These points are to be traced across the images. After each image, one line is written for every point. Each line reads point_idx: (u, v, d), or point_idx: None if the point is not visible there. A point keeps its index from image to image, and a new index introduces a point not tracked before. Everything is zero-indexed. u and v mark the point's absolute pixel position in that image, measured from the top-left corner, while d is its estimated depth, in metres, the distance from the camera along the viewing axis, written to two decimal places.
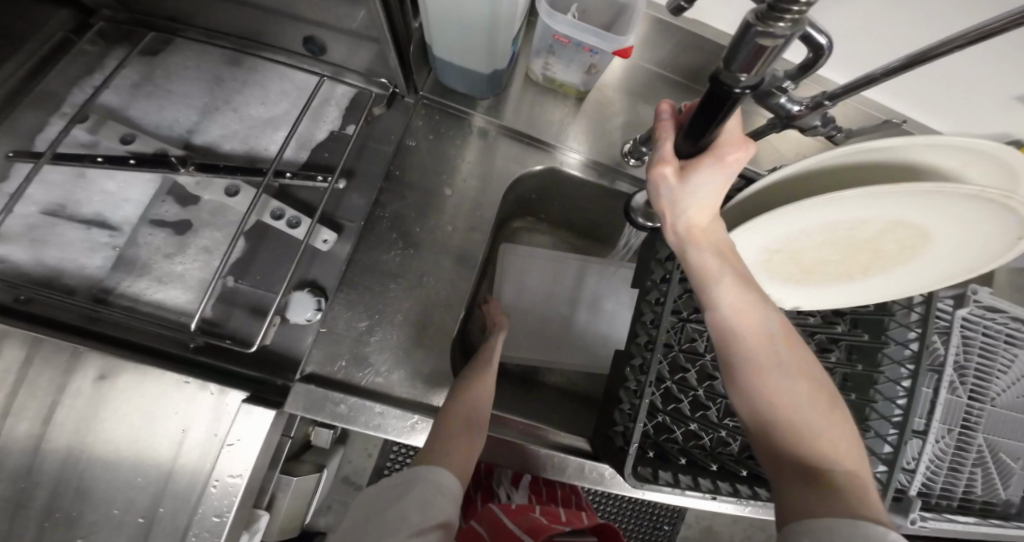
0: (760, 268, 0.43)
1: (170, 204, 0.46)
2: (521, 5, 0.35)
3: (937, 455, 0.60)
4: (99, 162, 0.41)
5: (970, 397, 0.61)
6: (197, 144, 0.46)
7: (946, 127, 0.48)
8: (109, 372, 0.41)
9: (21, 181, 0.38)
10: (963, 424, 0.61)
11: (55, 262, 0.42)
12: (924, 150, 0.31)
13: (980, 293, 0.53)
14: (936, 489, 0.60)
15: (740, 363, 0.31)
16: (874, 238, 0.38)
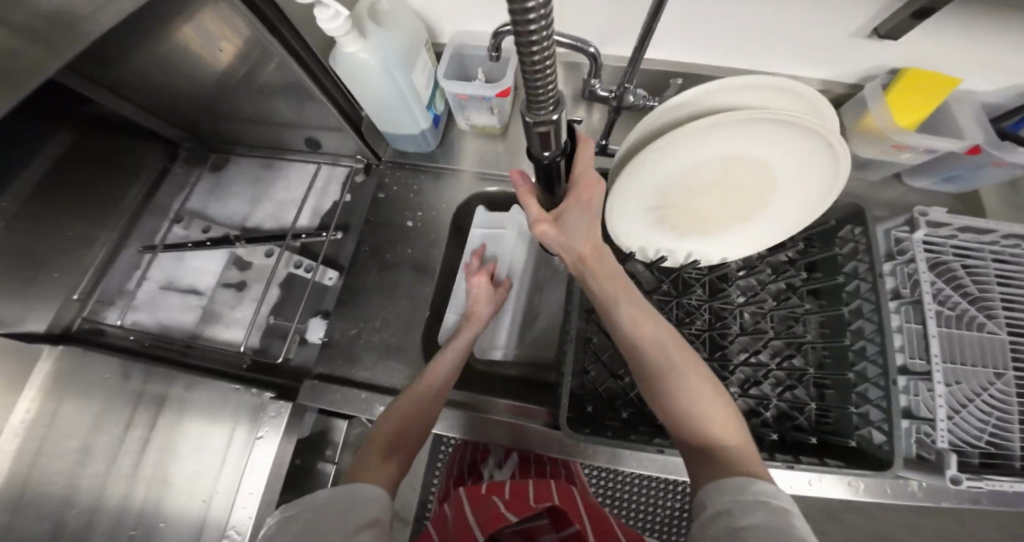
0: (657, 222, 0.49)
1: (233, 269, 0.66)
2: (420, 82, 0.51)
3: (996, 407, 0.51)
4: (190, 246, 0.64)
5: (1012, 333, 0.53)
6: (249, 226, 0.68)
7: (822, 71, 0.52)
8: (191, 386, 0.54)
9: (150, 265, 0.63)
10: (1016, 366, 0.52)
11: (169, 320, 0.62)
12: (735, 94, 0.38)
13: (931, 213, 0.51)
14: (1011, 449, 0.50)
15: (647, 371, 0.40)
16: (739, 176, 0.43)
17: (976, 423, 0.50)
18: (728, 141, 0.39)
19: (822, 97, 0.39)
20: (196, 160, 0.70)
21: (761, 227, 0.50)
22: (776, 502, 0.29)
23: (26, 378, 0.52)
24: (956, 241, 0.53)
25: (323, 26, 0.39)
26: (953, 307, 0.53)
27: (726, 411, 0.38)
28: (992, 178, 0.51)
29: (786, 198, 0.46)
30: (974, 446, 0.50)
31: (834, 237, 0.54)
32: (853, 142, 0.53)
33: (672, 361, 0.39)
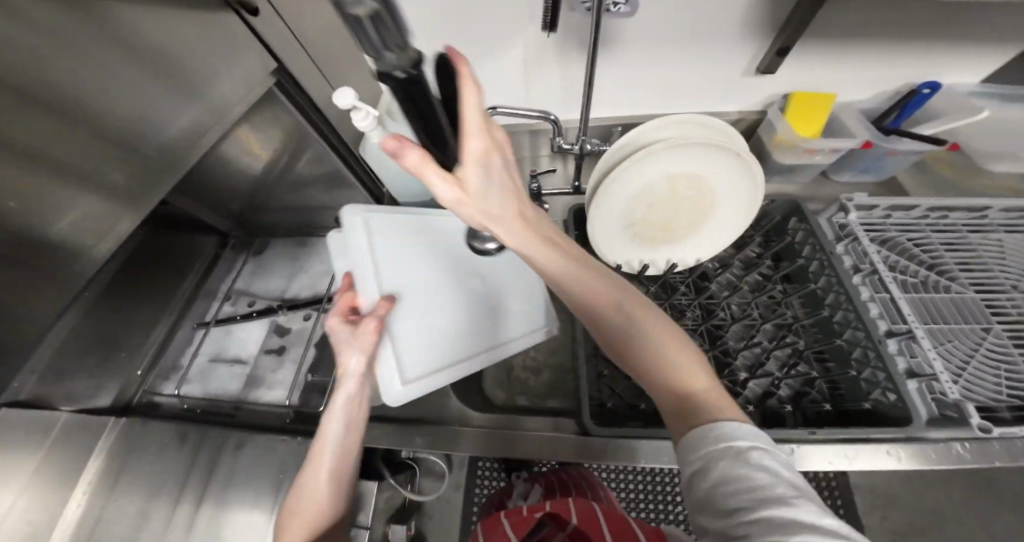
0: (636, 236, 0.60)
1: (272, 335, 0.72)
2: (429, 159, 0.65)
3: (1002, 360, 0.51)
4: (240, 318, 0.72)
5: (983, 290, 0.56)
6: (286, 296, 0.77)
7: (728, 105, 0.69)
8: (243, 440, 0.57)
9: (202, 339, 0.69)
10: (1003, 319, 0.54)
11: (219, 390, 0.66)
12: (653, 133, 0.53)
13: (856, 199, 0.61)
14: None
15: (612, 335, 0.35)
16: (684, 189, 0.55)
17: (989, 379, 0.50)
18: (661, 165, 0.53)
19: (723, 123, 0.54)
20: (242, 247, 0.82)
21: (717, 230, 0.61)
22: (738, 447, 0.25)
23: (78, 475, 0.54)
24: (893, 217, 0.61)
25: (358, 125, 0.52)
26: (915, 274, 0.57)
27: (690, 357, 0.32)
28: (897, 162, 0.63)
29: (731, 200, 0.57)
30: (997, 400, 0.49)
31: (784, 231, 0.64)
32: (773, 155, 0.66)
33: (626, 312, 0.34)
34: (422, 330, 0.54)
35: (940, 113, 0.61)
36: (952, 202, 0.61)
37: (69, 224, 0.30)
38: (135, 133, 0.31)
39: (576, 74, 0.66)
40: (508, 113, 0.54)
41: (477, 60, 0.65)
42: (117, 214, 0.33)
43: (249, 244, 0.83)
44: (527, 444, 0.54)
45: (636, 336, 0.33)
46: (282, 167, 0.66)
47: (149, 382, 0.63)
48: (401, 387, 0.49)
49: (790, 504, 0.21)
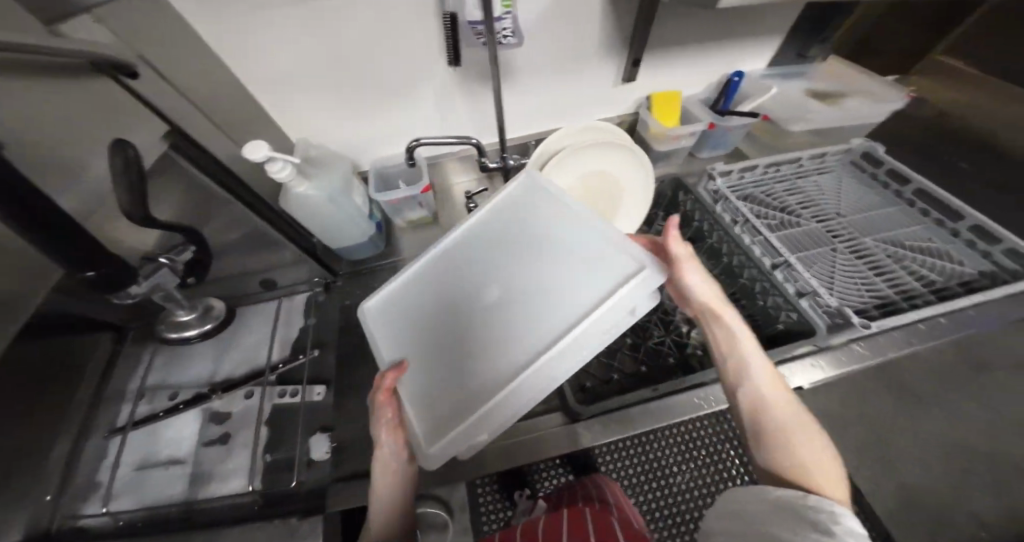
0: None
1: (210, 425, 0.64)
2: (358, 201, 0.65)
3: (854, 270, 0.66)
4: (163, 415, 0.63)
5: (824, 219, 0.74)
6: (218, 377, 0.69)
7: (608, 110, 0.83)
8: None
9: (116, 450, 0.60)
10: (844, 238, 0.71)
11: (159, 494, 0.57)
12: (557, 143, 0.63)
13: (719, 168, 0.77)
14: (888, 293, 0.63)
15: (751, 397, 0.40)
16: (594, 186, 0.65)
17: (851, 286, 0.64)
18: (569, 168, 0.62)
19: (610, 127, 0.65)
20: (149, 335, 0.72)
21: (636, 212, 0.69)
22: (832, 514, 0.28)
23: None
24: (747, 178, 0.78)
25: (274, 177, 0.51)
26: (775, 217, 0.73)
27: (825, 457, 0.36)
28: (735, 134, 0.81)
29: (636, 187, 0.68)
30: (864, 303, 0.62)
31: (676, 205, 0.80)
32: (654, 145, 0.81)
33: (779, 397, 0.40)
34: (439, 374, 0.46)
35: (750, 94, 0.82)
36: (782, 159, 0.80)
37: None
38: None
39: (482, 103, 0.74)
40: (429, 144, 0.57)
41: (386, 103, 0.69)
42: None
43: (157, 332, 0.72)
44: (528, 447, 0.55)
45: (776, 412, 0.39)
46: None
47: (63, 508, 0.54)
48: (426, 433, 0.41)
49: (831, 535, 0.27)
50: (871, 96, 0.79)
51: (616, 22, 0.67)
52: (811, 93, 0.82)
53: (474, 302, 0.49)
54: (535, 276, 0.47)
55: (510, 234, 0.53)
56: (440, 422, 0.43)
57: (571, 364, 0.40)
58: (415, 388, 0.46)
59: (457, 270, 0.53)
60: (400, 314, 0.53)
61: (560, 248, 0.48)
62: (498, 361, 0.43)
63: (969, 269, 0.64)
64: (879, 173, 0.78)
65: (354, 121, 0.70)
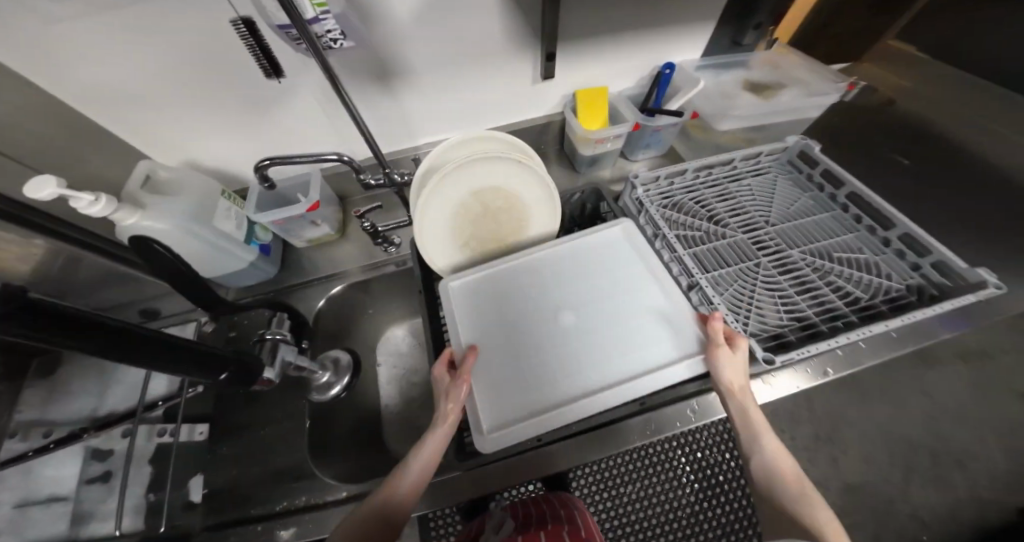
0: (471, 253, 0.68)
1: (90, 464, 0.61)
2: (228, 224, 0.58)
3: (772, 289, 0.62)
4: (27, 456, 0.56)
5: (750, 230, 0.68)
6: (100, 412, 0.65)
7: (529, 106, 0.75)
8: None
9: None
10: (768, 252, 0.66)
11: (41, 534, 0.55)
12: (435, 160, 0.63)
13: (639, 174, 0.70)
14: (808, 314, 0.59)
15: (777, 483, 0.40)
16: (483, 201, 0.64)
17: (768, 308, 0.60)
18: (450, 185, 0.61)
19: (501, 134, 0.63)
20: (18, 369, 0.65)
21: (545, 212, 0.67)
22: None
23: None
24: (675, 183, 0.72)
25: (90, 213, 0.44)
26: (699, 227, 0.68)
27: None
28: (666, 134, 0.74)
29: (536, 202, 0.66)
30: (781, 326, 0.58)
31: (598, 214, 0.75)
32: (578, 148, 0.74)
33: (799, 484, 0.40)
34: (511, 394, 0.54)
35: (680, 89, 0.72)
36: (711, 161, 0.73)
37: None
38: None
39: (378, 107, 0.66)
40: (276, 163, 0.50)
41: (260, 111, 0.60)
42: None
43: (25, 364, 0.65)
44: None
45: (800, 503, 0.39)
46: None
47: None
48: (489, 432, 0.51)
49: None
50: (803, 86, 0.70)
51: (519, 16, 0.58)
52: (747, 84, 0.72)
53: (551, 318, 0.60)
54: (598, 328, 0.58)
55: (595, 263, 0.64)
56: (500, 414, 0.54)
57: (620, 398, 0.53)
58: (490, 405, 0.54)
59: (545, 267, 0.65)
60: (489, 286, 0.64)
61: (624, 319, 0.59)
62: (565, 391, 0.54)
63: (896, 283, 0.60)
64: (815, 174, 0.72)
65: (225, 133, 0.61)
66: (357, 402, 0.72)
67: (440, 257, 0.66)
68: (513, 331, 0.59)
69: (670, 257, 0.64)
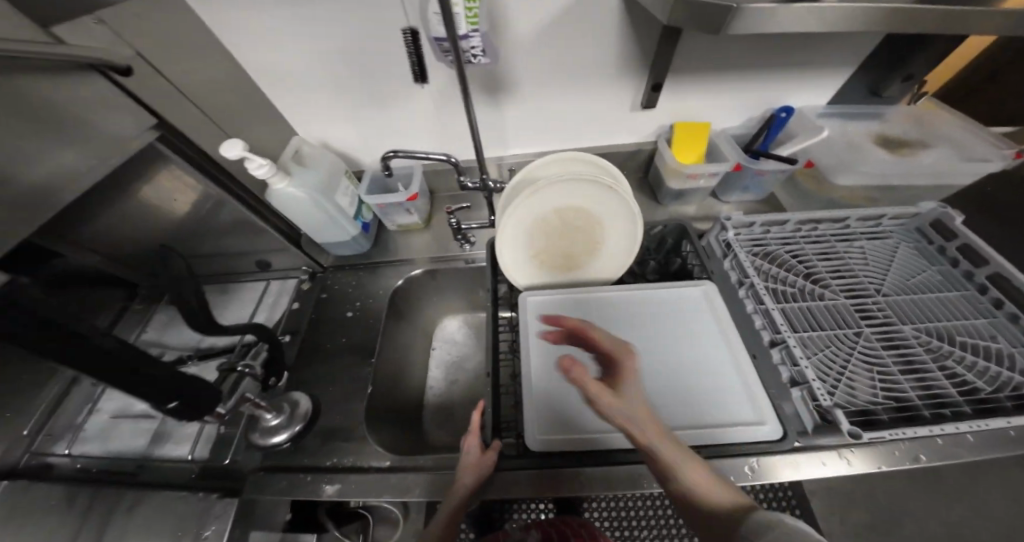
0: (544, 263, 0.70)
1: (186, 389, 0.72)
2: (345, 202, 0.66)
3: (871, 363, 0.55)
4: (146, 371, 0.72)
5: (852, 296, 0.62)
6: (203, 344, 0.76)
7: (623, 132, 0.76)
8: (139, 500, 0.57)
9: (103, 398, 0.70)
10: (870, 322, 0.59)
11: (119, 447, 0.68)
12: (525, 174, 0.67)
13: (732, 217, 0.67)
14: (912, 397, 0.52)
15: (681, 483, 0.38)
16: (564, 220, 0.65)
17: (864, 383, 0.53)
18: (536, 200, 0.63)
19: (584, 155, 0.66)
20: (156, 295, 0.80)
21: (622, 236, 0.67)
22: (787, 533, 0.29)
23: None
24: (771, 232, 0.68)
25: (257, 175, 0.54)
26: (793, 283, 0.63)
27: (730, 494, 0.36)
28: (770, 180, 0.70)
29: (615, 227, 0.66)
30: (874, 403, 0.52)
31: (678, 251, 0.74)
32: (667, 181, 0.73)
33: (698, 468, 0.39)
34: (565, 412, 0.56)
35: (796, 134, 0.69)
36: (816, 216, 0.67)
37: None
38: None
39: (483, 115, 0.72)
40: (403, 154, 0.57)
41: (385, 107, 0.69)
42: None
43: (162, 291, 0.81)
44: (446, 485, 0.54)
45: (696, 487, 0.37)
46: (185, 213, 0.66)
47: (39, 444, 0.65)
48: (541, 437, 0.54)
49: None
50: (952, 146, 0.63)
51: (636, 44, 0.60)
52: (878, 138, 0.66)
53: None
54: (662, 374, 0.57)
55: (665, 311, 0.64)
56: (556, 424, 0.56)
57: (676, 443, 0.52)
58: (545, 420, 0.56)
59: (614, 307, 0.66)
60: (561, 311, 0.67)
61: (692, 374, 0.57)
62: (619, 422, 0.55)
63: None
64: (949, 248, 0.62)
65: (357, 122, 0.71)
66: (407, 382, 0.77)
67: (520, 275, 0.70)
68: (575, 352, 0.61)
69: (752, 308, 0.60)
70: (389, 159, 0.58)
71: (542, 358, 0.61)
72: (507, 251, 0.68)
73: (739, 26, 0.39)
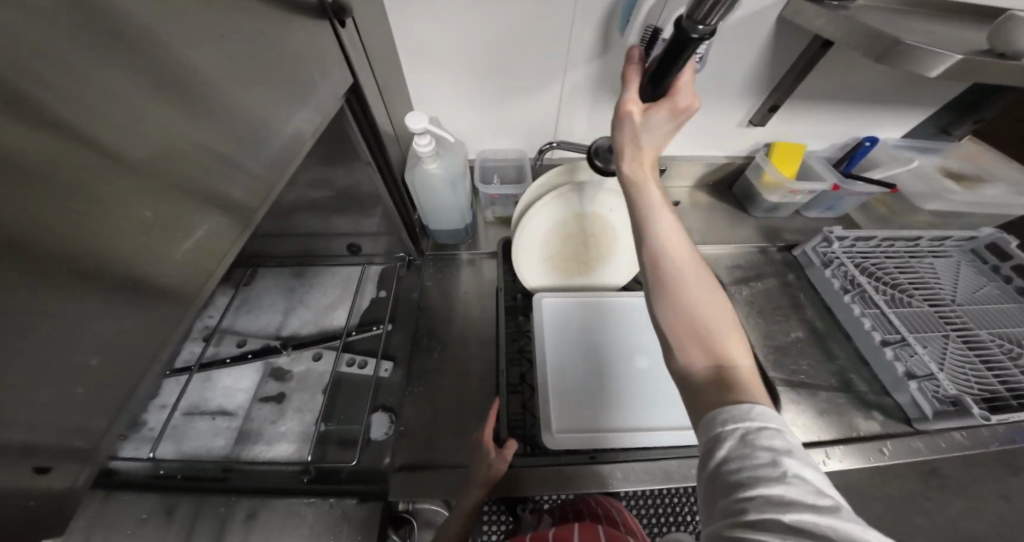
0: (556, 269, 0.70)
1: (270, 382, 0.64)
2: (465, 191, 0.70)
3: (962, 361, 0.62)
4: (228, 361, 0.64)
5: (933, 305, 0.69)
6: (285, 333, 0.69)
7: (722, 149, 0.81)
8: (256, 509, 0.49)
9: (173, 390, 0.61)
10: (954, 327, 0.66)
11: (196, 447, 0.57)
12: (540, 180, 0.66)
13: (834, 230, 0.73)
14: (999, 390, 0.59)
15: (669, 277, 0.36)
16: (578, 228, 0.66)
17: (963, 380, 0.60)
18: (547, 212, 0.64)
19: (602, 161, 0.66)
20: (225, 278, 0.73)
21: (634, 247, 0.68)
22: (746, 428, 0.28)
23: None
24: (857, 246, 0.74)
25: (417, 150, 0.57)
26: (886, 292, 0.69)
27: (747, 368, 0.32)
28: (852, 200, 0.78)
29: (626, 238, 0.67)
30: (973, 396, 0.59)
31: None
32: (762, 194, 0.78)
33: (713, 312, 0.35)
34: (589, 412, 0.58)
35: (880, 162, 0.77)
36: (894, 233, 0.75)
37: (178, 268, 0.26)
38: (153, 285, 0.24)
39: (602, 119, 0.74)
40: (562, 147, 0.62)
41: (518, 98, 0.70)
42: (221, 247, 0.29)
43: (231, 275, 0.74)
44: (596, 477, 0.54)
45: (699, 313, 0.35)
46: (302, 185, 0.60)
47: None
48: (555, 436, 0.56)
49: (785, 483, 0.24)
50: (1003, 184, 0.75)
51: (773, 65, 0.64)
52: (943, 172, 0.77)
53: (620, 354, 0.64)
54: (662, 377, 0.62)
55: None
56: (593, 423, 0.58)
57: (681, 443, 0.56)
58: (560, 427, 0.57)
59: (622, 313, 0.68)
60: (574, 315, 0.67)
61: None
62: (645, 419, 0.59)
63: None
64: (1003, 267, 0.72)
65: (479, 111, 0.72)
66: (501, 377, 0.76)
67: (533, 275, 0.70)
68: (601, 356, 0.64)
69: (861, 312, 0.66)
70: (544, 148, 0.62)
71: (555, 360, 0.63)
72: (520, 256, 0.68)
73: (931, 66, 0.44)
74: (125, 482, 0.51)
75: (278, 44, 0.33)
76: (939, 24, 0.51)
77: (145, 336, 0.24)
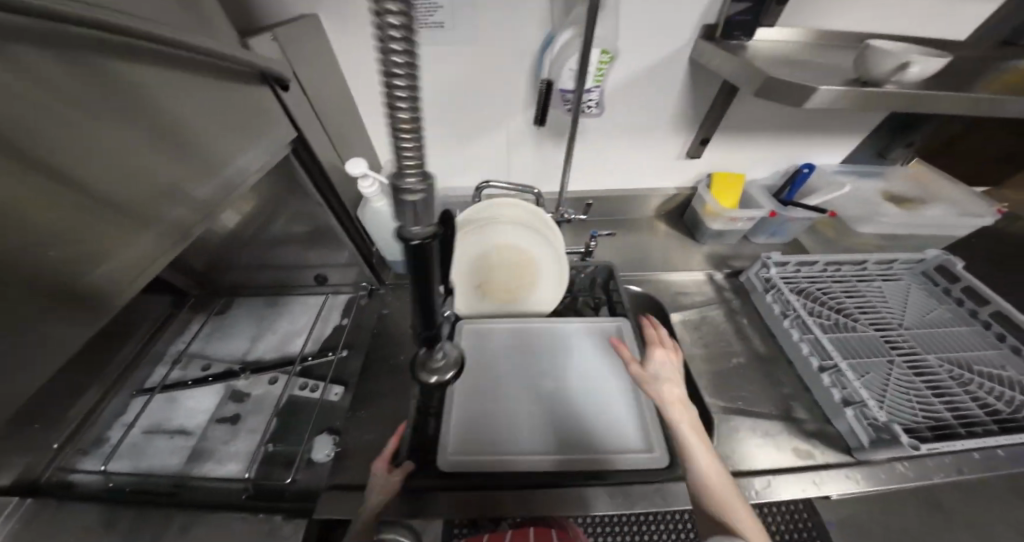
0: (483, 298, 0.74)
1: (229, 404, 0.68)
2: None
3: (905, 386, 0.60)
4: (191, 383, 0.69)
5: (879, 329, 0.68)
6: (249, 357, 0.74)
7: (668, 180, 0.85)
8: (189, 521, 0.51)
9: (137, 409, 0.65)
10: (899, 351, 0.65)
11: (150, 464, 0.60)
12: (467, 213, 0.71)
13: (773, 256, 0.75)
14: (945, 416, 0.57)
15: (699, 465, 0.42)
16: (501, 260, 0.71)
17: (905, 405, 0.58)
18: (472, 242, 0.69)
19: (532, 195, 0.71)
20: (201, 307, 0.79)
21: (553, 279, 0.73)
22: None
23: None
24: (801, 271, 0.75)
25: (362, 191, 0.63)
26: (829, 317, 0.69)
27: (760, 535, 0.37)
28: (796, 226, 0.80)
29: (546, 272, 0.73)
30: (916, 422, 0.57)
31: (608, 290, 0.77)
32: (706, 223, 0.81)
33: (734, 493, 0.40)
34: (490, 435, 0.57)
35: (819, 189, 0.80)
36: (839, 259, 0.76)
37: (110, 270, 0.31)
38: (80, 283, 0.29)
39: (548, 156, 0.80)
40: (500, 187, 0.67)
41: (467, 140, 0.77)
42: (153, 258, 0.34)
43: (208, 304, 0.80)
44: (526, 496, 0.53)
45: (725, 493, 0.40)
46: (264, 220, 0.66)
47: (67, 456, 0.57)
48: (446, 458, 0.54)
49: None
50: (946, 205, 0.76)
51: (695, 103, 0.69)
52: (886, 195, 0.79)
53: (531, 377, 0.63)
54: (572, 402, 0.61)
55: (600, 341, 0.69)
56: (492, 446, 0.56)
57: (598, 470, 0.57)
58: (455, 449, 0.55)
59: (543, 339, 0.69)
60: (501, 340, 0.69)
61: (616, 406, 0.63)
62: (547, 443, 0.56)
63: None
64: (954, 289, 0.72)
65: (435, 153, 0.80)
66: None
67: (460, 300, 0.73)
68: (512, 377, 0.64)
69: (800, 336, 0.66)
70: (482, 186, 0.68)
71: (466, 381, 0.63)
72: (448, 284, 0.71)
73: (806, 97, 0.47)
74: (76, 494, 0.54)
75: (230, 103, 0.41)
76: (832, 61, 0.56)
77: (60, 329, 0.29)
